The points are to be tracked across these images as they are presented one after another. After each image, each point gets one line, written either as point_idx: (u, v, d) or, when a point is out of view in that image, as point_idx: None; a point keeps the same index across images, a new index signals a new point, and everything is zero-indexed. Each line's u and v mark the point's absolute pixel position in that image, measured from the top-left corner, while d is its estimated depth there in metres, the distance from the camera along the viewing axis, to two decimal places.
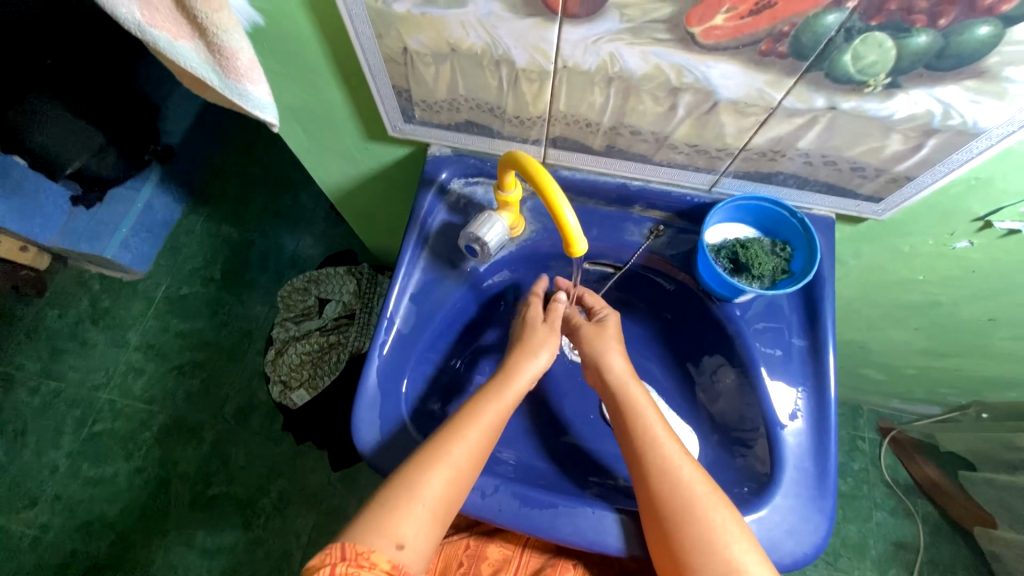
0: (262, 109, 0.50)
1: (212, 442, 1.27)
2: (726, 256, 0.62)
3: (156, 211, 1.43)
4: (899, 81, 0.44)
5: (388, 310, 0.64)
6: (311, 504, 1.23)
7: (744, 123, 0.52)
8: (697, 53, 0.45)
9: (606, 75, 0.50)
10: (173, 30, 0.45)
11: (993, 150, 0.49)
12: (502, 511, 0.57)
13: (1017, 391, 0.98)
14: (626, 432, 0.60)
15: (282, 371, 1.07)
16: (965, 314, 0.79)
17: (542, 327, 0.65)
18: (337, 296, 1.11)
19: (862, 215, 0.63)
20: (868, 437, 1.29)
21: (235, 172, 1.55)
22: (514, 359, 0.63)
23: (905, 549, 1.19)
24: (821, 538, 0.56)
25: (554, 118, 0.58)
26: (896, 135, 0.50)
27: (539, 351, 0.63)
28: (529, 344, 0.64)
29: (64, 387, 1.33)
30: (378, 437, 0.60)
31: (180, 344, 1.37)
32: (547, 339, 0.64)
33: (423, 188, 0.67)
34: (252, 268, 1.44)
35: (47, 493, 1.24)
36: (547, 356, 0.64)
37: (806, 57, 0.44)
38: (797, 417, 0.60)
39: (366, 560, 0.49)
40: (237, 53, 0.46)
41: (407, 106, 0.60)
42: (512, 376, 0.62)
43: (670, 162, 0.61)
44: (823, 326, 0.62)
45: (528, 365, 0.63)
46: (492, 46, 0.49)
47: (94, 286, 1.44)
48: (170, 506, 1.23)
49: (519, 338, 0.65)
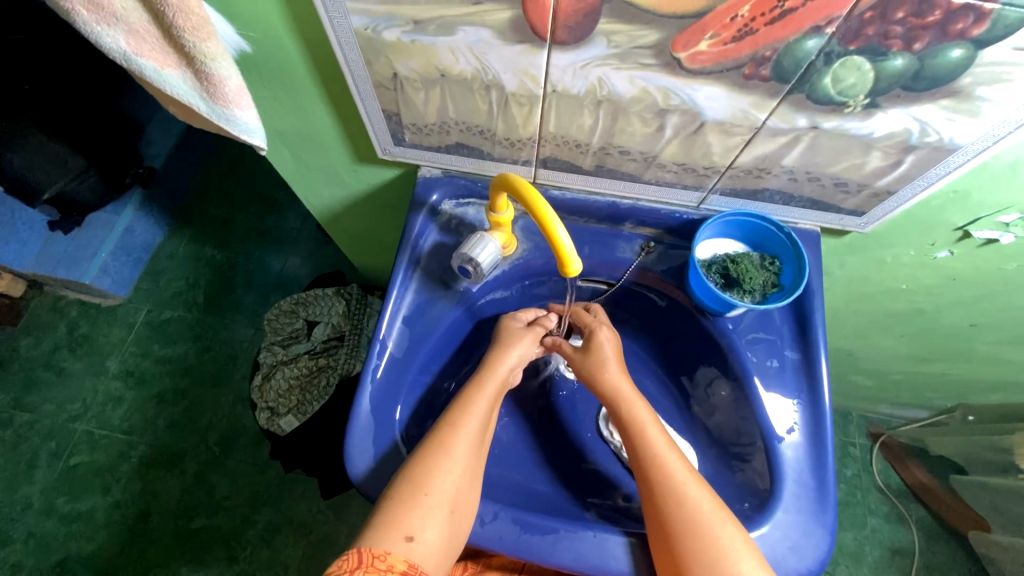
0: (250, 134, 0.49)
1: (195, 472, 1.23)
2: (717, 271, 0.62)
3: (136, 235, 1.40)
4: (878, 101, 0.46)
5: (380, 333, 0.63)
6: (300, 533, 1.19)
7: (729, 143, 0.53)
8: (683, 77, 0.46)
9: (595, 98, 0.51)
10: (160, 58, 0.44)
11: (968, 165, 0.51)
12: (502, 539, 0.56)
13: (1001, 393, 1.00)
14: (632, 447, 0.59)
15: (269, 397, 1.04)
16: (948, 320, 0.81)
17: (520, 328, 0.65)
18: (325, 318, 1.09)
19: (846, 228, 0.64)
20: (859, 443, 1.30)
21: (220, 193, 1.53)
22: (492, 354, 0.63)
23: (901, 554, 1.20)
24: (824, 552, 0.56)
25: (544, 139, 0.58)
26: (876, 152, 0.52)
27: (513, 346, 0.63)
28: (505, 338, 0.64)
29: (38, 419, 1.28)
30: (373, 464, 0.58)
31: (161, 370, 1.33)
32: (524, 335, 0.64)
33: (414, 210, 0.67)
34: (237, 290, 1.42)
35: (19, 531, 1.18)
36: (523, 351, 0.63)
37: (788, 80, 0.45)
38: (794, 430, 0.60)
39: (383, 563, 0.49)
40: (225, 80, 0.45)
41: (396, 129, 0.60)
42: (491, 368, 0.62)
43: (659, 180, 0.62)
44: (815, 337, 0.63)
45: (505, 359, 0.62)
46: (482, 71, 0.50)
47: (71, 312, 1.40)
48: (150, 541, 1.17)
49: (497, 336, 0.65)
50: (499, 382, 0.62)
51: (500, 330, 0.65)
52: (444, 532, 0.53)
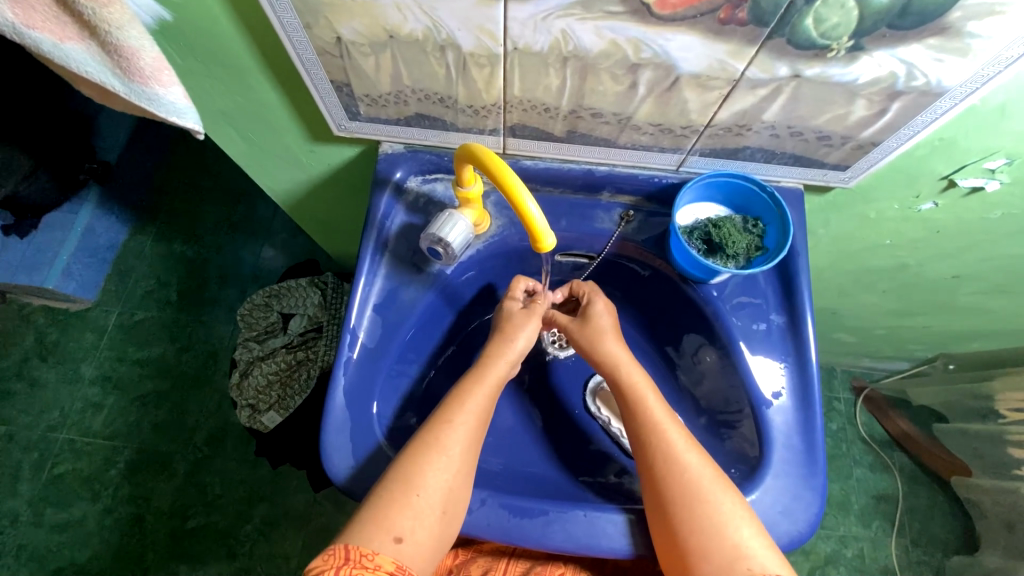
0: (179, 114, 0.44)
1: (185, 473, 1.20)
2: (699, 237, 0.60)
3: (98, 236, 1.32)
4: (862, 43, 0.43)
5: (350, 323, 0.59)
6: (298, 525, 1.18)
7: (707, 98, 0.50)
8: (653, 25, 0.42)
9: (560, 55, 0.46)
10: (57, 31, 0.39)
11: (957, 108, 0.48)
12: (490, 526, 0.54)
13: (981, 341, 1.02)
14: (638, 425, 0.57)
15: (248, 394, 1.00)
16: (931, 273, 0.80)
17: (519, 310, 0.62)
18: (301, 309, 1.05)
19: (829, 184, 0.62)
20: (843, 397, 1.32)
21: (182, 184, 1.45)
22: (495, 343, 0.61)
23: (886, 500, 1.23)
24: (815, 515, 0.55)
25: (510, 105, 0.54)
26: (860, 100, 0.49)
27: (516, 335, 0.60)
28: (507, 326, 0.61)
29: (15, 430, 1.23)
30: (353, 462, 0.56)
31: (139, 373, 1.28)
32: (528, 318, 0.61)
33: (377, 189, 0.63)
34: (211, 286, 1.36)
35: (9, 545, 1.15)
36: (529, 335, 0.61)
37: (767, 23, 0.41)
38: (781, 395, 0.59)
39: (370, 563, 0.48)
40: (138, 52, 0.40)
41: (350, 102, 0.55)
42: (492, 360, 0.60)
43: (635, 144, 0.58)
44: (800, 299, 0.62)
45: (506, 350, 0.60)
46: (434, 30, 0.45)
47: (38, 320, 1.33)
48: (146, 545, 1.15)
49: (497, 322, 0.63)
50: (499, 376, 0.59)
51: (500, 317, 0.62)
52: (434, 531, 0.51)
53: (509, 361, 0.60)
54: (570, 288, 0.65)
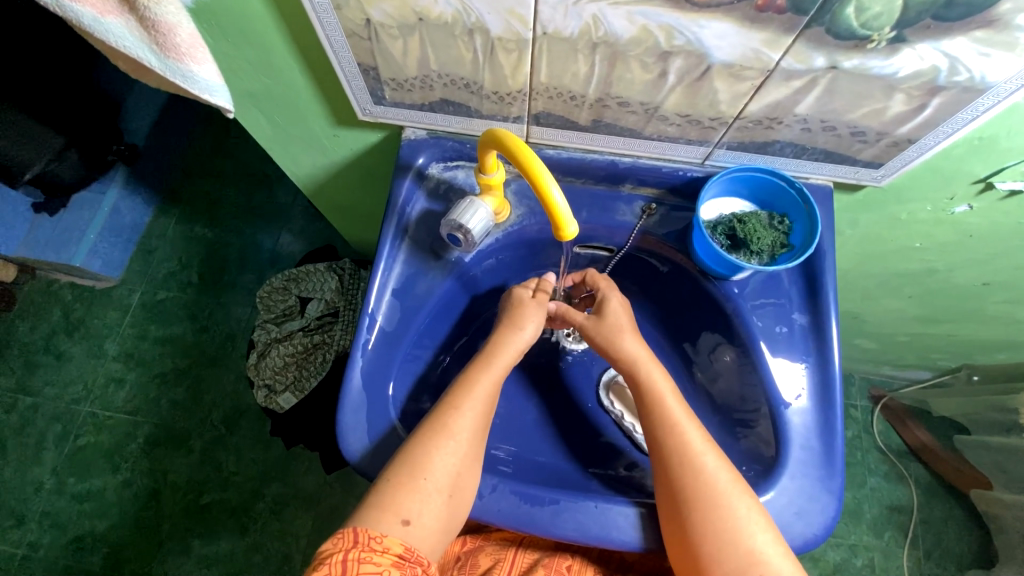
0: (211, 92, 0.45)
1: (202, 450, 1.23)
2: (723, 232, 0.59)
3: (124, 215, 1.36)
4: (905, 34, 0.41)
5: (368, 306, 0.60)
6: (308, 505, 1.20)
7: (738, 89, 0.49)
8: (689, 12, 0.41)
9: (590, 41, 0.46)
10: (98, 4, 0.40)
11: (1000, 106, 0.46)
12: (501, 512, 0.55)
13: (1008, 352, 0.98)
14: (652, 421, 0.57)
15: (265, 375, 1.03)
16: (961, 279, 0.77)
17: (529, 299, 0.62)
18: (318, 294, 1.07)
19: (860, 182, 0.60)
20: (860, 404, 1.29)
21: (207, 169, 1.48)
22: (500, 331, 0.61)
23: (900, 511, 1.21)
24: (830, 518, 0.54)
25: (536, 92, 0.54)
26: (898, 95, 0.47)
27: (523, 324, 0.60)
28: (513, 316, 0.61)
29: (41, 402, 1.27)
30: (366, 441, 0.56)
31: (160, 351, 1.32)
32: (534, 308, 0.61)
33: (399, 174, 0.63)
34: (231, 269, 1.38)
35: (34, 511, 1.19)
36: (535, 326, 0.61)
37: (806, 11, 0.40)
38: (801, 396, 0.58)
39: (378, 545, 0.48)
40: (176, 28, 0.41)
41: (375, 86, 0.56)
42: (499, 347, 0.60)
43: (661, 135, 0.57)
44: (825, 299, 0.60)
45: (513, 339, 0.60)
46: (464, 13, 0.45)
47: (65, 295, 1.37)
48: (161, 517, 1.19)
49: (503, 312, 0.63)
50: (505, 363, 0.59)
51: (511, 306, 0.62)
52: (441, 514, 0.52)
53: (513, 352, 0.60)
54: (584, 276, 0.64)
